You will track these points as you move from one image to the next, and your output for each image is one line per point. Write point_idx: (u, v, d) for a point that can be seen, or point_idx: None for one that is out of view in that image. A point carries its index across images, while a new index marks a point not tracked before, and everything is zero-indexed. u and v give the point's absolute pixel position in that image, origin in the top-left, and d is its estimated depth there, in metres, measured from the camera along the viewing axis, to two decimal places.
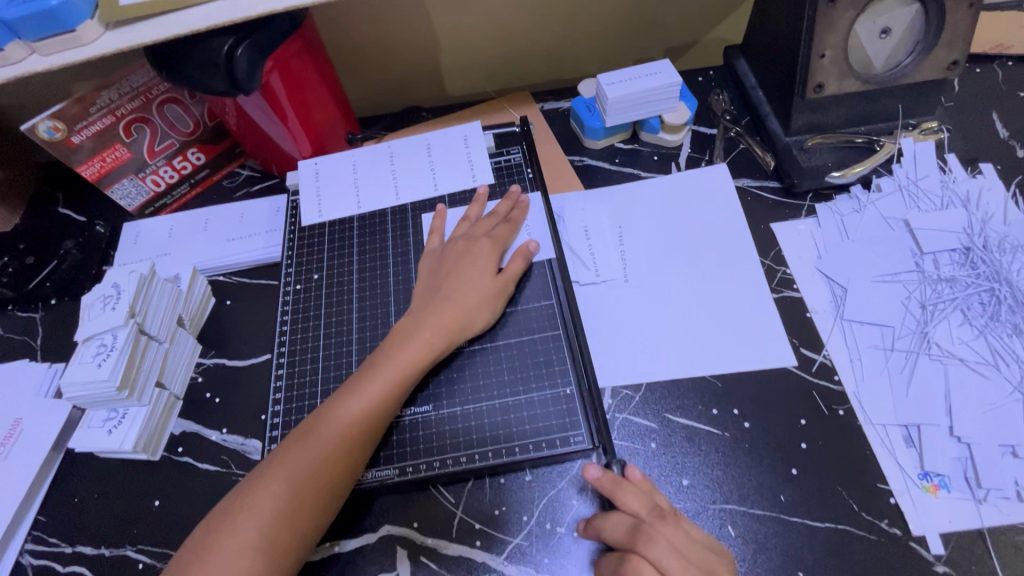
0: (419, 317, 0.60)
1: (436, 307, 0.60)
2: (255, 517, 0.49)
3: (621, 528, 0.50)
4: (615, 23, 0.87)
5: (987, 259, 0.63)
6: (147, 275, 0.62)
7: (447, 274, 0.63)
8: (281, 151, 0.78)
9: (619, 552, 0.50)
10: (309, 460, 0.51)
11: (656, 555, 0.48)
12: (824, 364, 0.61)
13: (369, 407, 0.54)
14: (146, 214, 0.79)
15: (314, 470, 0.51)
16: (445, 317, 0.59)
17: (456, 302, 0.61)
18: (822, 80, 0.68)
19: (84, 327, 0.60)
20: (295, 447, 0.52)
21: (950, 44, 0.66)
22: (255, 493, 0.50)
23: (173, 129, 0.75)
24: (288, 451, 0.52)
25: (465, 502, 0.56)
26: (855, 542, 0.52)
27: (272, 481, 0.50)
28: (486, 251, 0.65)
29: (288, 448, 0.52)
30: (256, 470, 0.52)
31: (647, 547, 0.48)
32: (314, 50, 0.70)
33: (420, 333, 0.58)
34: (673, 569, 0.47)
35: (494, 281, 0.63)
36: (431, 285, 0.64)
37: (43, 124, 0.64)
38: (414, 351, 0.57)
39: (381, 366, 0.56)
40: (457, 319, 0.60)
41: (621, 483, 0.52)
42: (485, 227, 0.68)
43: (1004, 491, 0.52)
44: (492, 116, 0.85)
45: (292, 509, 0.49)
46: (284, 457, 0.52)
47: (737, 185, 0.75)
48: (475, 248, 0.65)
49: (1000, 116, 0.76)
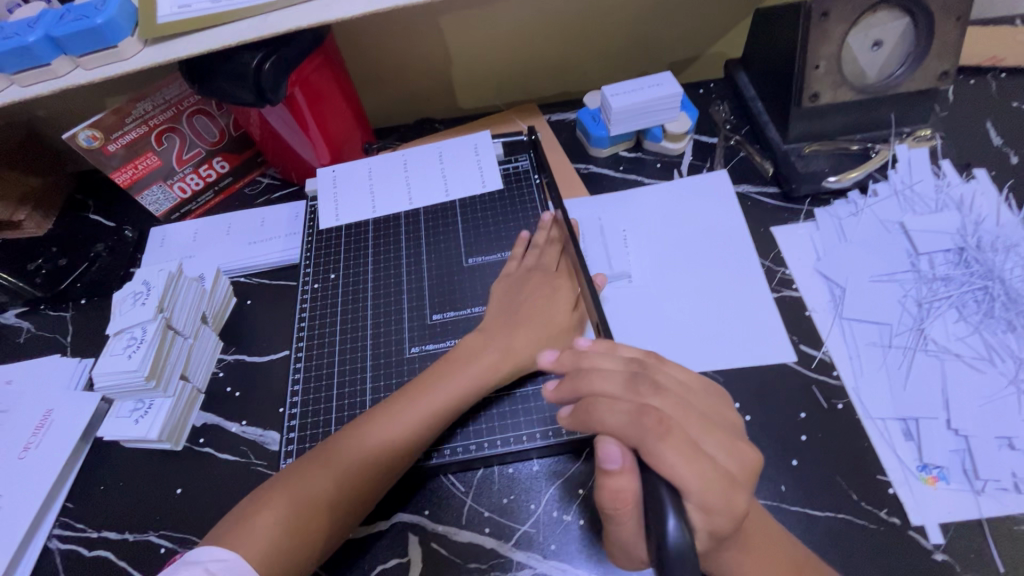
0: (490, 338, 0.62)
1: (514, 330, 0.62)
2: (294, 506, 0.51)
3: (618, 379, 0.47)
4: (620, 39, 0.91)
5: (981, 258, 0.65)
6: (175, 274, 0.66)
7: (529, 299, 0.65)
8: (301, 160, 0.82)
9: (624, 418, 0.43)
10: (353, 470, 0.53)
11: (673, 435, 0.42)
12: (823, 361, 0.63)
13: (420, 419, 0.56)
14: (173, 219, 0.83)
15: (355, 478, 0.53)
16: (520, 342, 0.61)
17: (532, 329, 0.63)
18: (817, 89, 0.71)
19: (115, 321, 0.63)
20: (358, 439, 0.55)
21: (939, 54, 0.69)
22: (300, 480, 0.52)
23: (200, 138, 0.79)
24: (336, 454, 0.54)
25: (474, 490, 0.58)
26: (856, 531, 0.53)
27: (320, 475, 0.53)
28: (567, 286, 0.66)
29: (336, 446, 0.55)
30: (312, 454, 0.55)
31: (661, 424, 0.42)
32: (334, 64, 0.74)
33: (486, 355, 0.60)
34: (686, 455, 0.41)
35: (571, 314, 0.65)
36: (508, 307, 0.65)
37: (82, 133, 0.68)
38: (476, 375, 0.59)
39: (434, 381, 0.59)
40: (528, 349, 0.61)
41: (581, 374, 0.49)
42: (541, 258, 0.69)
43: (1001, 482, 0.54)
44: (501, 127, 0.89)
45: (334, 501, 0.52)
46: (331, 456, 0.54)
47: (737, 191, 0.77)
48: (555, 282, 0.67)
49: (994, 125, 0.79)
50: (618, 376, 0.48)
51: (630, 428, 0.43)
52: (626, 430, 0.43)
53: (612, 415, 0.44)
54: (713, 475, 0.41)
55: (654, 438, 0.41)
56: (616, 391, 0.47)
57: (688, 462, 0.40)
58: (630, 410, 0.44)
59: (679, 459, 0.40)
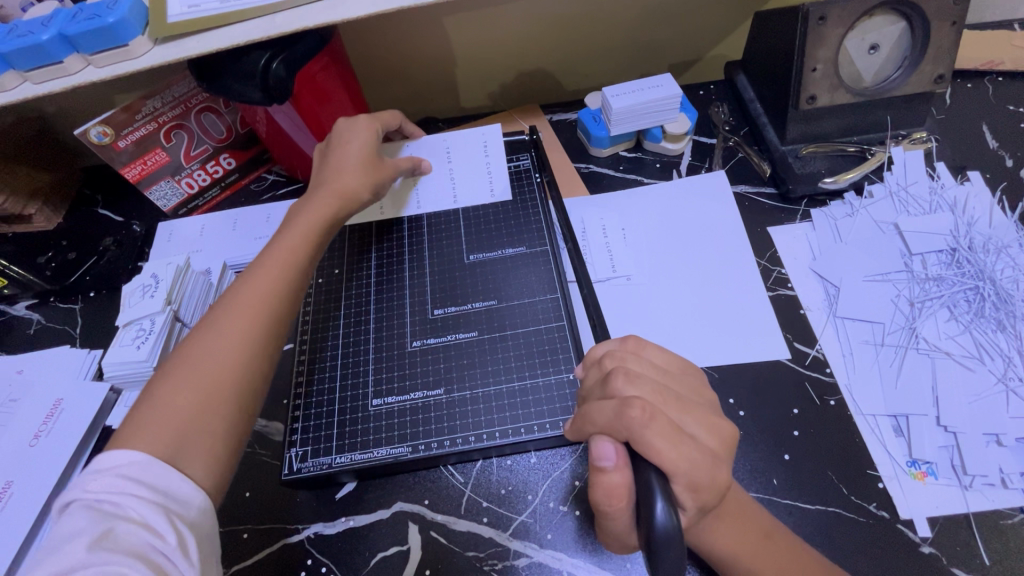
0: (315, 189, 0.67)
1: (330, 176, 0.68)
2: (195, 364, 0.51)
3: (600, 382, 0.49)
4: (622, 41, 0.92)
5: (972, 259, 0.66)
6: (183, 267, 0.67)
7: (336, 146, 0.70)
8: (306, 157, 0.83)
9: (611, 415, 0.44)
10: (247, 313, 0.55)
11: (657, 422, 0.43)
12: (817, 358, 0.64)
13: (278, 272, 0.59)
14: (180, 214, 0.85)
15: (243, 324, 0.54)
16: (339, 180, 0.67)
17: (349, 161, 0.68)
18: (814, 92, 0.72)
19: (124, 313, 0.65)
20: (234, 301, 0.56)
21: (935, 59, 0.70)
22: (202, 336, 0.53)
23: (207, 135, 0.81)
24: (220, 319, 0.54)
25: (473, 481, 0.60)
26: (845, 524, 0.54)
27: (212, 332, 0.53)
28: (368, 129, 0.71)
29: (214, 316, 0.55)
30: (194, 329, 0.54)
31: (647, 412, 0.43)
32: (340, 64, 0.75)
33: (318, 194, 0.66)
34: (670, 439, 0.42)
35: (376, 160, 0.71)
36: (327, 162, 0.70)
37: (93, 129, 0.70)
38: (313, 212, 0.65)
39: (283, 255, 0.61)
40: (347, 178, 0.68)
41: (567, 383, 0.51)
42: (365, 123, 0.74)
43: (988, 477, 0.55)
44: (503, 127, 0.90)
45: (250, 325, 0.54)
46: (211, 327, 0.54)
47: (735, 191, 0.79)
48: (357, 126, 0.71)
49: (990, 128, 0.80)
50: (594, 382, 0.50)
51: (616, 421, 0.44)
52: (614, 422, 0.44)
53: (599, 414, 0.45)
54: (698, 455, 0.43)
55: (640, 426, 0.42)
56: (600, 391, 0.48)
57: (674, 446, 0.42)
58: (614, 403, 0.45)
59: (664, 444, 0.42)
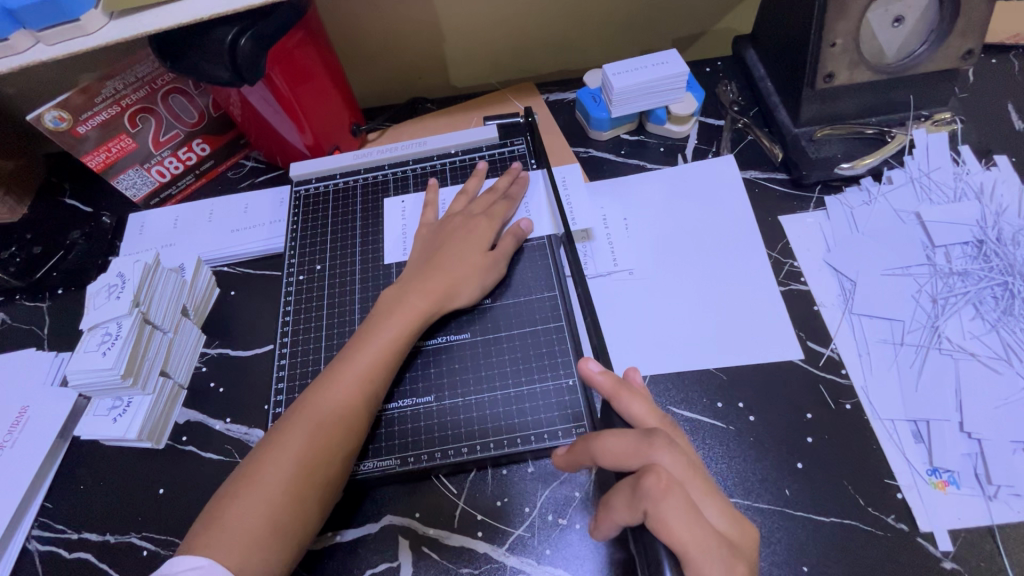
0: (407, 284, 0.61)
1: (426, 274, 0.62)
2: (263, 483, 0.49)
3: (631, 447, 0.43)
4: (622, 13, 0.86)
5: (1001, 252, 0.61)
6: (152, 265, 0.62)
7: (445, 243, 0.65)
8: (285, 142, 0.77)
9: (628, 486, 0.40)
10: (313, 434, 0.51)
11: (672, 493, 0.38)
12: (831, 359, 0.60)
13: (355, 388, 0.54)
14: (152, 204, 0.80)
15: (309, 450, 0.51)
16: (434, 281, 0.61)
17: (443, 266, 0.62)
18: (832, 69, 0.66)
19: (88, 316, 0.60)
20: (307, 419, 0.52)
21: (965, 32, 0.64)
22: (270, 451, 0.51)
23: (178, 119, 0.75)
24: (286, 434, 0.52)
25: (467, 493, 0.56)
26: (863, 537, 0.51)
27: (281, 451, 0.51)
28: (484, 226, 0.65)
29: (285, 425, 0.53)
30: (273, 433, 0.53)
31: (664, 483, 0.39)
32: (317, 40, 0.70)
33: (408, 295, 0.60)
34: (686, 514, 0.37)
35: (486, 256, 0.63)
36: (423, 257, 0.65)
37: (48, 113, 0.64)
38: (402, 315, 0.58)
39: (357, 353, 0.56)
40: (446, 284, 0.61)
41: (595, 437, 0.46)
42: (483, 205, 0.68)
43: (1015, 488, 0.52)
44: (496, 108, 0.84)
45: (327, 446, 0.51)
46: (282, 441, 0.51)
47: (744, 177, 0.74)
48: (473, 223, 0.66)
49: (1015, 107, 0.75)
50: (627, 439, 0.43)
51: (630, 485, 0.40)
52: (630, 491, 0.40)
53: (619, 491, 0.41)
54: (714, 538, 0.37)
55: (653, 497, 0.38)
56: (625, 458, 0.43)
57: (687, 516, 0.37)
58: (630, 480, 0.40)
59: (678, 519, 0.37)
